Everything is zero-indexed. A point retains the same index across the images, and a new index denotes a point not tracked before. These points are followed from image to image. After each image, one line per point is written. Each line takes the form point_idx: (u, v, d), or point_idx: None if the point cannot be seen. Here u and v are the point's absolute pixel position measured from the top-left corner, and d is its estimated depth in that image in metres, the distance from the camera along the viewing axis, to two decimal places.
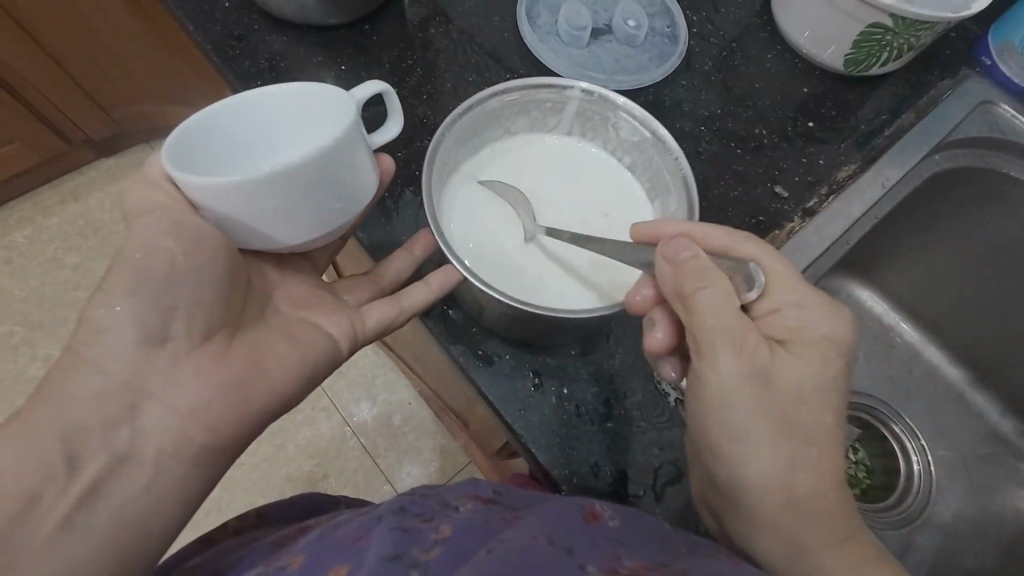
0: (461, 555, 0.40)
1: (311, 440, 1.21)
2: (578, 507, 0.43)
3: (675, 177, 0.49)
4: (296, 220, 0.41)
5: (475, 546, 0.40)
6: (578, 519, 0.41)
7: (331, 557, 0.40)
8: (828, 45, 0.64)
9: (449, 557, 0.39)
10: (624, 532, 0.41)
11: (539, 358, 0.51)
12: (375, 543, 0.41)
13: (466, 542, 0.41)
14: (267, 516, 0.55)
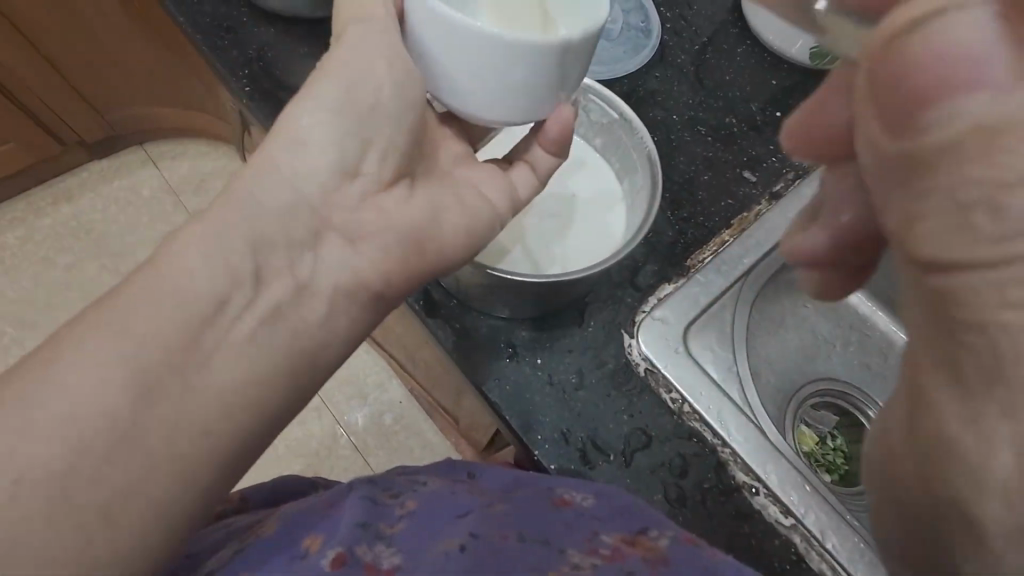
0: (428, 531, 0.42)
1: (302, 438, 1.22)
2: (546, 495, 0.46)
3: (641, 154, 0.52)
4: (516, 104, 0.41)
5: (440, 523, 0.43)
6: (547, 508, 0.44)
7: (306, 525, 0.42)
8: (795, 38, 0.68)
9: (417, 531, 0.42)
10: (591, 513, 0.44)
11: (514, 330, 0.53)
12: (347, 512, 0.43)
13: (435, 517, 0.43)
14: (248, 499, 0.55)
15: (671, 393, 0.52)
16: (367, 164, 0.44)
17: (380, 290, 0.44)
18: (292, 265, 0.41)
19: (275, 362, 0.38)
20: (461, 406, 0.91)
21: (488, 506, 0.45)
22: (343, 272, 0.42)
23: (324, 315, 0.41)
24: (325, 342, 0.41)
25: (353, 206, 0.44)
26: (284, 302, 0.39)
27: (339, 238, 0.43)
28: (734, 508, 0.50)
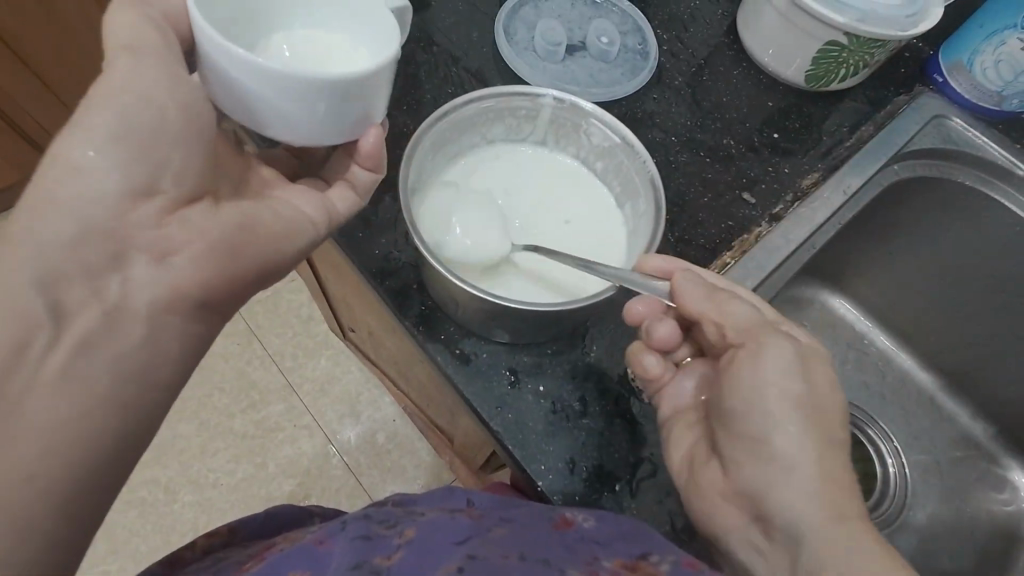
0: (425, 559, 0.39)
1: (292, 459, 1.19)
2: (546, 520, 0.44)
3: (644, 179, 0.51)
4: (317, 122, 0.39)
5: (437, 550, 0.40)
6: (547, 531, 0.43)
7: (288, 559, 0.40)
8: (790, 61, 0.67)
9: (415, 556, 0.40)
10: (595, 536, 0.43)
11: (516, 356, 0.52)
12: (338, 553, 0.41)
13: (433, 544, 0.41)
14: (238, 531, 0.52)
15: None
16: (165, 181, 0.40)
17: (205, 300, 0.41)
18: (97, 291, 0.39)
19: (102, 384, 0.37)
20: (455, 426, 0.89)
21: (488, 531, 0.43)
22: (159, 286, 0.40)
23: (142, 337, 0.39)
24: (157, 360, 0.39)
25: (152, 221, 0.40)
26: (93, 333, 0.38)
27: (144, 255, 0.40)
28: None
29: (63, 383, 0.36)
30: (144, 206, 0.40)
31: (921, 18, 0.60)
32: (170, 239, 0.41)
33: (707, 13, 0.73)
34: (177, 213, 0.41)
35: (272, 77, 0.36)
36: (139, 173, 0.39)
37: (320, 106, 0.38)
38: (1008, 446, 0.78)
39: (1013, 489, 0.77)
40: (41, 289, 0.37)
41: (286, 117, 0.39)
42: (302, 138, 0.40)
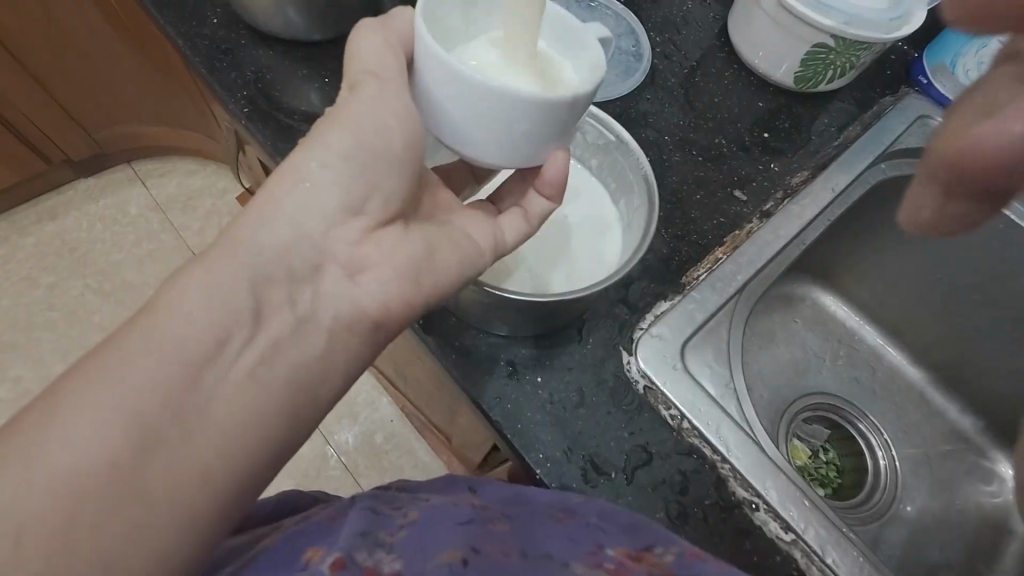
0: (430, 542, 0.41)
1: (291, 459, 1.20)
2: (548, 513, 0.45)
3: (637, 177, 0.53)
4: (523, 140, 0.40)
5: (442, 536, 0.42)
6: (546, 524, 0.44)
7: (302, 532, 0.42)
8: (778, 63, 0.69)
9: (416, 539, 0.42)
10: (595, 525, 0.44)
11: (514, 348, 0.53)
12: (347, 524, 0.43)
13: (438, 524, 0.43)
14: (253, 518, 0.52)
15: (670, 410, 0.53)
16: (369, 206, 0.44)
17: (377, 319, 0.43)
18: (291, 300, 0.41)
19: (280, 393, 0.39)
20: (453, 425, 0.91)
21: (490, 522, 0.44)
22: (345, 302, 0.43)
23: (321, 349, 0.41)
24: (325, 374, 0.41)
25: (354, 240, 0.44)
26: (283, 340, 0.40)
27: (339, 270, 0.44)
28: (735, 525, 0.50)
29: (254, 382, 0.38)
30: (349, 225, 0.44)
31: (904, 22, 0.62)
32: (363, 258, 0.44)
33: (699, 16, 0.75)
34: (372, 236, 0.44)
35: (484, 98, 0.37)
36: (354, 195, 0.44)
37: (522, 129, 0.39)
38: (997, 439, 0.80)
39: (1001, 481, 0.79)
40: (250, 291, 0.40)
41: (482, 135, 0.40)
42: (494, 157, 0.42)
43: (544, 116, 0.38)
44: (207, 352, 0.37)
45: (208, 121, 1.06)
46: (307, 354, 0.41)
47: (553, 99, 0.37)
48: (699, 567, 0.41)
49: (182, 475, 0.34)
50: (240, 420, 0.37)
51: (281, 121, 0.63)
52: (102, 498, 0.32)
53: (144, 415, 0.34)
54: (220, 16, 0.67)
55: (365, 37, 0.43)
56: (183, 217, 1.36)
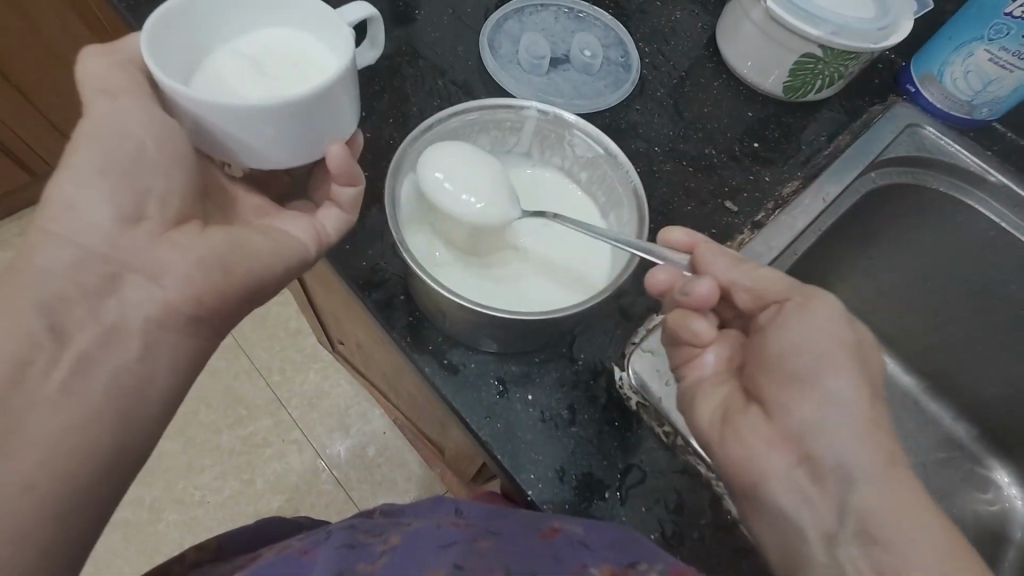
0: (408, 562, 0.40)
1: (281, 474, 1.18)
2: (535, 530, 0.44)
3: (627, 190, 0.52)
4: (272, 145, 0.41)
5: (421, 555, 0.40)
6: (533, 541, 0.43)
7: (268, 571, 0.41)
8: (767, 73, 0.69)
9: (400, 561, 0.40)
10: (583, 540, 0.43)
11: (506, 366, 0.52)
12: (321, 557, 0.41)
13: (419, 549, 0.41)
14: (226, 546, 0.51)
15: (663, 426, 0.51)
16: (151, 209, 0.43)
17: (197, 314, 0.44)
18: (95, 313, 0.42)
19: (100, 403, 0.40)
20: (446, 437, 0.89)
21: (474, 541, 0.42)
22: (151, 306, 0.43)
23: (137, 354, 0.42)
24: (150, 378, 0.42)
25: (145, 245, 0.43)
26: (90, 352, 0.41)
27: (140, 277, 0.43)
28: (733, 544, 0.49)
29: (62, 399, 0.39)
30: (136, 234, 0.43)
31: (893, 31, 0.62)
32: (162, 261, 0.43)
33: (687, 26, 0.75)
34: (169, 237, 0.43)
35: (208, 107, 0.38)
36: (127, 205, 0.43)
37: (261, 131, 0.40)
38: (991, 445, 0.79)
39: (996, 488, 0.78)
40: (44, 314, 0.40)
41: (229, 142, 0.41)
42: (254, 163, 0.43)
43: (273, 118, 0.39)
44: (7, 375, 0.38)
45: None
46: (129, 367, 0.41)
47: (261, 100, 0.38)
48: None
49: (6, 489, 0.36)
50: (54, 442, 0.38)
51: None
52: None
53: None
54: None
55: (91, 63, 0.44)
56: None
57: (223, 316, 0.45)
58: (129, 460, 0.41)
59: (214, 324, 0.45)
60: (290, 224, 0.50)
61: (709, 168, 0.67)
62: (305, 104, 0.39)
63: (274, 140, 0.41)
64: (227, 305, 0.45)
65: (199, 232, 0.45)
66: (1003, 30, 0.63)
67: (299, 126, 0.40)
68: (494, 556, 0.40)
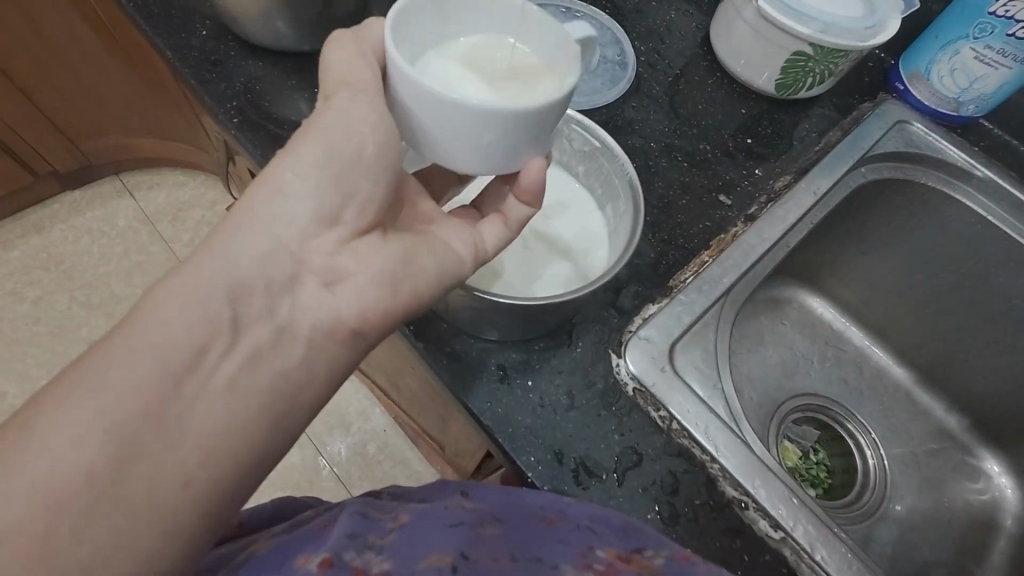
0: (417, 545, 0.41)
1: (283, 472, 1.19)
2: (538, 516, 0.46)
3: (623, 182, 0.54)
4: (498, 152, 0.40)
5: (429, 539, 0.42)
6: (538, 529, 0.44)
7: (291, 544, 0.42)
8: (759, 71, 0.70)
9: (407, 543, 0.42)
10: (585, 527, 0.45)
11: (507, 353, 0.54)
12: (337, 528, 0.43)
13: (428, 529, 0.43)
14: (246, 524, 0.53)
15: (659, 411, 0.54)
16: (346, 213, 0.44)
17: (357, 327, 0.43)
18: (270, 309, 0.41)
19: (258, 403, 0.39)
20: (446, 433, 0.90)
21: (480, 526, 0.44)
22: (322, 312, 0.42)
23: (295, 358, 0.41)
24: (307, 384, 0.41)
25: (330, 249, 0.43)
26: (262, 349, 0.40)
27: (315, 279, 0.43)
28: (726, 524, 0.50)
29: (231, 395, 0.38)
30: (324, 235, 0.43)
31: (880, 30, 0.64)
32: (340, 268, 0.44)
33: (682, 25, 0.77)
34: (350, 245, 0.44)
35: (459, 110, 0.37)
36: (327, 205, 0.43)
37: (490, 136, 0.39)
38: (981, 436, 0.81)
39: (986, 478, 0.80)
40: (229, 302, 0.40)
41: (439, 141, 0.41)
42: (454, 166, 0.43)
43: (495, 136, 0.39)
44: (186, 361, 0.37)
45: (195, 130, 1.06)
46: (287, 371, 0.40)
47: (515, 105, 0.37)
48: (689, 570, 0.41)
49: (161, 485, 0.35)
50: (208, 438, 0.37)
51: (270, 131, 0.63)
52: (78, 514, 0.33)
53: (118, 427, 0.34)
54: (209, 28, 0.67)
55: (333, 52, 0.43)
56: (173, 229, 1.35)
57: (380, 332, 0.44)
58: (262, 466, 0.39)
59: (372, 339, 0.44)
60: (454, 237, 0.49)
61: (703, 163, 0.68)
62: (544, 115, 0.38)
63: (501, 146, 0.40)
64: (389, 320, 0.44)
65: (379, 245, 0.45)
66: (987, 28, 0.65)
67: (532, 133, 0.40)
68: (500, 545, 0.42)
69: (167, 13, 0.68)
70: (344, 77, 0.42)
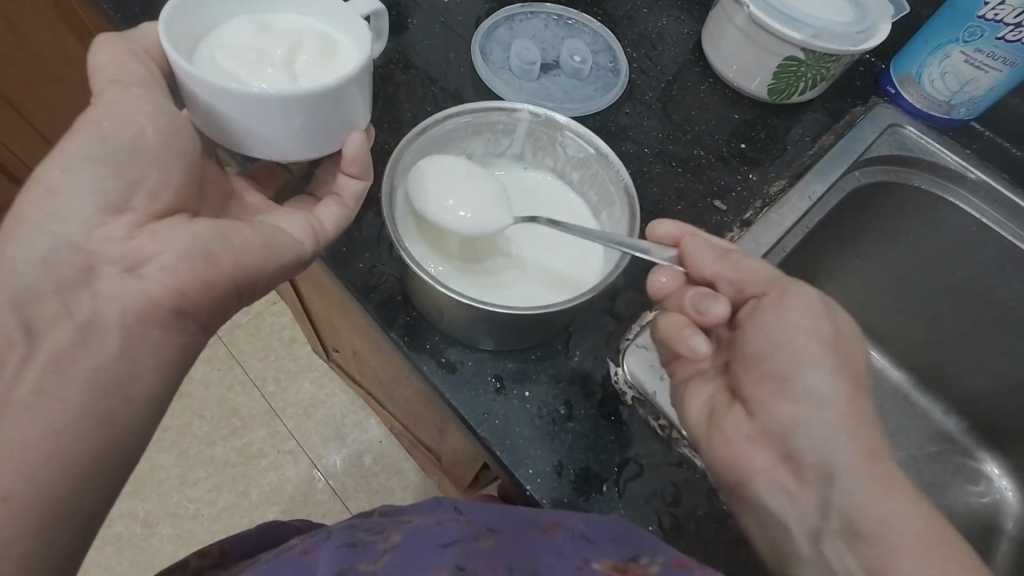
0: (411, 562, 0.41)
1: (276, 486, 1.17)
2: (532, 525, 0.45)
3: (619, 188, 0.53)
4: (299, 138, 0.42)
5: (423, 553, 0.41)
6: (534, 537, 0.44)
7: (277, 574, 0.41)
8: (752, 77, 0.70)
9: (401, 564, 0.40)
10: (582, 531, 0.44)
11: (503, 363, 0.53)
12: (324, 559, 0.42)
13: (420, 545, 0.42)
14: (228, 554, 0.51)
15: (659, 420, 0.52)
16: (135, 199, 0.43)
17: (178, 306, 0.43)
18: (67, 308, 0.42)
19: (80, 399, 0.40)
20: (443, 443, 0.89)
21: (475, 539, 0.43)
22: (131, 299, 0.42)
23: (116, 351, 0.42)
24: (133, 375, 0.42)
25: (120, 236, 0.43)
26: (66, 347, 0.41)
27: (115, 268, 0.43)
28: (730, 534, 0.50)
29: (35, 400, 0.39)
30: (113, 222, 0.43)
31: (871, 35, 0.64)
32: (138, 251, 0.43)
33: (674, 32, 0.77)
34: (144, 228, 0.43)
35: (232, 103, 0.39)
36: (112, 193, 0.43)
37: (297, 123, 0.41)
38: (982, 439, 0.80)
39: (987, 481, 0.79)
40: (16, 312, 0.41)
41: (245, 141, 0.42)
42: (252, 154, 0.43)
43: (290, 109, 0.40)
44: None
45: None
46: (110, 362, 0.41)
47: (259, 93, 0.38)
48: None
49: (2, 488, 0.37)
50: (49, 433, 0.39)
51: None
52: None
53: None
54: None
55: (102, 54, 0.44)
56: None
57: (208, 308, 0.45)
58: (119, 457, 0.41)
59: (201, 318, 0.45)
60: (286, 220, 0.50)
61: (700, 169, 0.68)
62: (323, 98, 0.40)
63: (316, 133, 0.43)
64: (217, 294, 0.45)
65: (184, 223, 0.44)
66: (976, 32, 0.65)
67: (334, 115, 0.42)
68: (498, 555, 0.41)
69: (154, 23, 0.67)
70: (116, 76, 0.43)
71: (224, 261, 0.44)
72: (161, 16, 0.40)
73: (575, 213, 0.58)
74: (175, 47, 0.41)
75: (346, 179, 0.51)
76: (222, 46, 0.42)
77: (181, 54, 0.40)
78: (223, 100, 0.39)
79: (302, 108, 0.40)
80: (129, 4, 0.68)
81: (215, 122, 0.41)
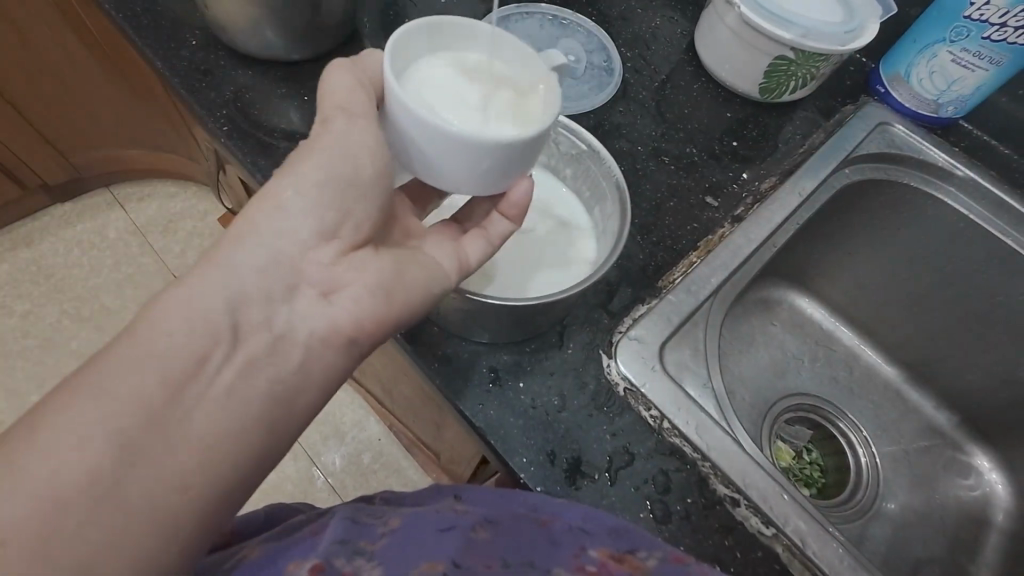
0: (409, 550, 0.41)
1: (276, 483, 1.18)
2: (528, 517, 0.46)
3: (610, 183, 0.54)
4: (483, 179, 0.43)
5: (421, 543, 0.42)
6: (530, 528, 0.45)
7: (281, 551, 0.42)
8: (743, 76, 0.72)
9: (397, 549, 0.42)
10: (576, 524, 0.46)
11: (498, 355, 0.54)
12: (326, 534, 0.42)
13: (417, 531, 0.43)
14: (237, 533, 0.51)
15: (651, 411, 0.54)
16: (345, 229, 0.45)
17: (353, 335, 0.44)
18: (268, 320, 0.41)
19: (257, 410, 0.39)
20: (440, 439, 0.90)
21: (472, 530, 0.43)
22: (321, 321, 0.43)
23: (296, 366, 0.41)
24: (300, 389, 0.41)
25: (328, 261, 0.44)
26: (258, 359, 0.40)
27: (313, 290, 0.44)
28: (719, 521, 0.51)
29: (185, 408, 0.37)
30: (325, 248, 0.44)
31: (859, 35, 0.66)
32: (337, 277, 0.44)
33: (667, 32, 0.78)
34: (348, 257, 0.45)
35: (439, 139, 0.40)
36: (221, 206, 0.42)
37: (486, 167, 0.41)
38: (972, 434, 0.82)
39: (977, 474, 0.80)
40: (181, 290, 0.39)
41: (433, 171, 0.43)
42: (435, 183, 0.44)
43: (479, 152, 0.40)
44: (185, 368, 0.37)
45: (187, 140, 1.06)
46: (287, 376, 0.41)
47: (468, 135, 0.39)
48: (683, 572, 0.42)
49: (158, 490, 0.34)
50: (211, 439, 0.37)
51: (260, 139, 0.64)
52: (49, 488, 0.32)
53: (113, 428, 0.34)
54: (199, 38, 0.68)
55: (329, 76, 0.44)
56: (165, 240, 1.35)
57: (375, 340, 0.45)
58: (262, 469, 0.40)
59: (365, 347, 0.44)
60: (438, 251, 0.50)
61: (692, 167, 0.69)
62: (521, 149, 0.40)
63: (496, 178, 0.43)
64: (385, 328, 0.45)
65: (372, 256, 0.46)
66: (963, 31, 0.66)
67: (524, 163, 0.42)
68: (495, 549, 0.42)
69: (156, 23, 0.68)
70: (341, 103, 0.43)
71: (400, 301, 0.45)
72: (391, 43, 0.41)
73: (569, 207, 0.60)
74: (396, 74, 0.42)
75: (496, 218, 0.51)
76: (430, 78, 0.43)
77: (398, 83, 0.41)
78: (429, 134, 0.40)
79: (498, 155, 0.40)
80: (131, 4, 0.69)
81: (417, 151, 0.42)
